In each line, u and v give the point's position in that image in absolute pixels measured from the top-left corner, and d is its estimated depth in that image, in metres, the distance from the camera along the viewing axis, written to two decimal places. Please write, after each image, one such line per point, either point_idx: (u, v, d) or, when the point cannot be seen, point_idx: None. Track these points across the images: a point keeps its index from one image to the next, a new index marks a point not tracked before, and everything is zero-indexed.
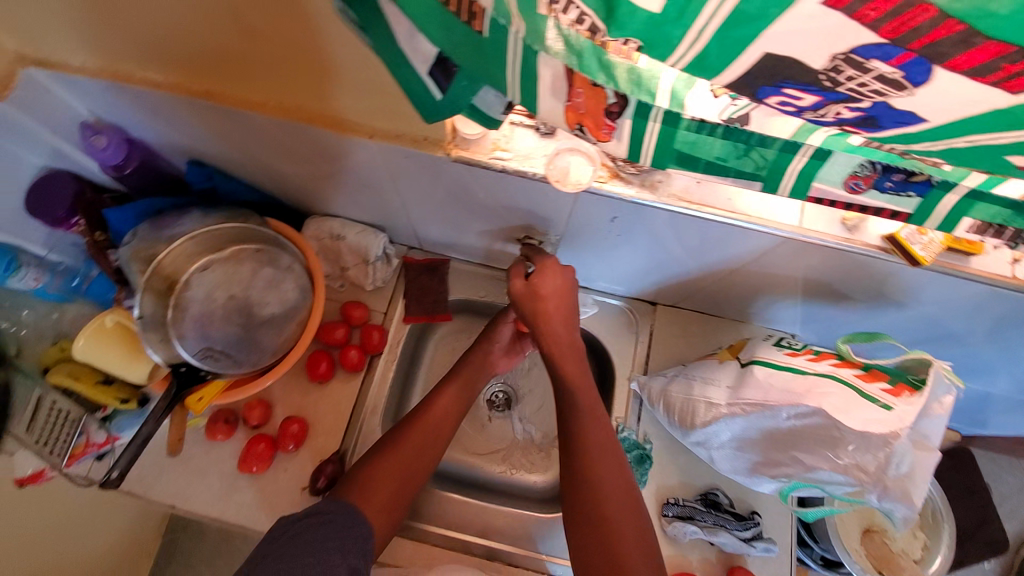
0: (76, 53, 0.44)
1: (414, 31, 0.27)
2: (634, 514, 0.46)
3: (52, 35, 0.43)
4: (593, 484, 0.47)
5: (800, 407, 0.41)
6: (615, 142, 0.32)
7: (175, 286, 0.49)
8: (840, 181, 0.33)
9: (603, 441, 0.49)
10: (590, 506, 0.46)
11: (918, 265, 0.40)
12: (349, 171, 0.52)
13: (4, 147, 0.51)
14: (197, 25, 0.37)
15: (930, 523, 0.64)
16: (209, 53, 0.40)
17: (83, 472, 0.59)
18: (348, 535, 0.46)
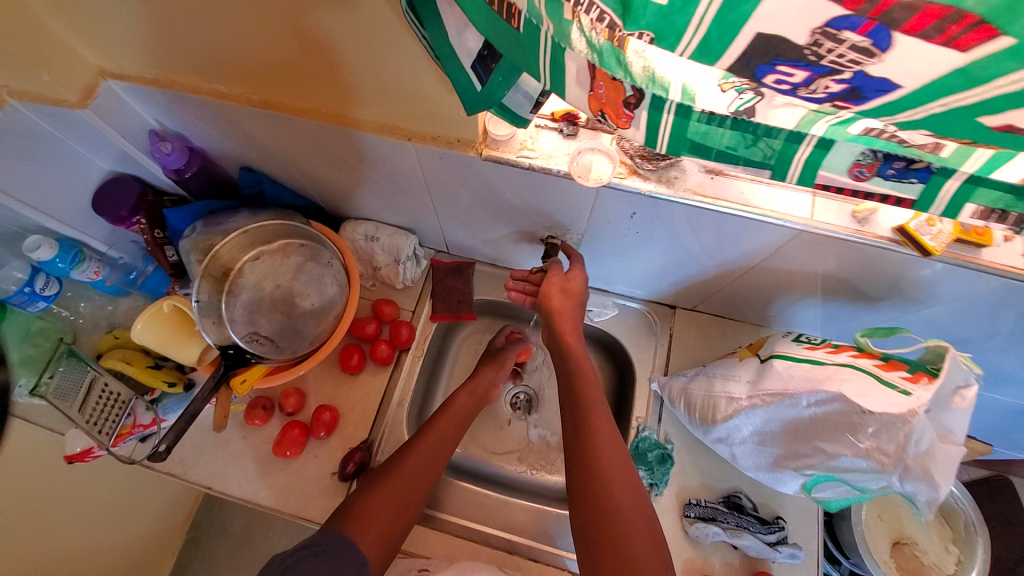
0: (151, 69, 0.50)
1: (465, 27, 0.32)
2: (638, 506, 0.45)
3: (133, 54, 0.48)
4: (596, 467, 0.47)
5: (820, 392, 0.42)
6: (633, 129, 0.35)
7: (230, 274, 0.54)
8: (844, 169, 0.35)
9: (609, 436, 0.49)
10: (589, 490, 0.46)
11: (929, 255, 0.42)
12: (387, 175, 0.56)
13: (74, 150, 0.58)
14: (262, 40, 0.42)
15: (966, 539, 0.62)
16: (269, 66, 0.45)
17: (127, 452, 0.63)
18: (343, 563, 0.46)
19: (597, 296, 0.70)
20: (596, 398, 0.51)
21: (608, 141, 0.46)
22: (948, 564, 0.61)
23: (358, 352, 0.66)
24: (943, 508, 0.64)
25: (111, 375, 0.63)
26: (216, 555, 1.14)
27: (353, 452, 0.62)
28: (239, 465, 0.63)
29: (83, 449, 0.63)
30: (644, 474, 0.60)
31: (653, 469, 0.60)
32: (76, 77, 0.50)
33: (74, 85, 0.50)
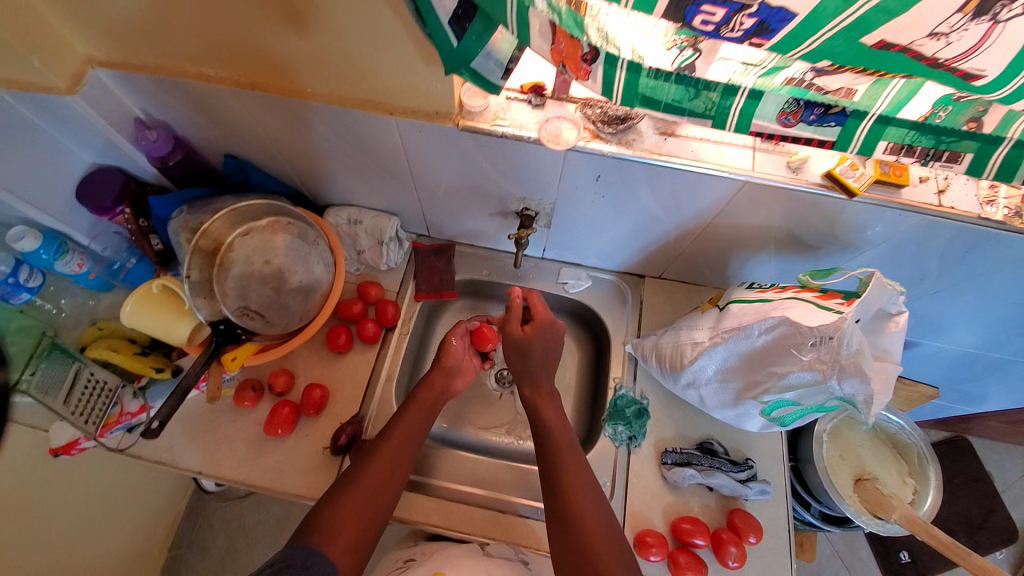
0: (141, 56, 0.53)
1: None
2: (613, 543, 0.48)
3: (124, 43, 0.51)
4: (575, 509, 0.49)
5: (767, 320, 0.46)
6: (591, 82, 0.40)
7: (221, 248, 0.56)
8: (774, 116, 0.41)
9: (584, 476, 0.52)
10: (574, 534, 0.48)
11: (854, 196, 0.48)
12: (370, 155, 0.60)
13: (59, 142, 0.59)
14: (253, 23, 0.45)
15: (920, 471, 0.67)
16: (258, 48, 0.48)
17: (114, 441, 0.63)
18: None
19: (570, 270, 0.75)
20: (569, 441, 0.54)
21: (573, 110, 0.51)
22: (906, 493, 0.66)
23: (345, 330, 0.68)
24: (898, 445, 0.69)
25: (96, 364, 0.63)
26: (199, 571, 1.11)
27: (343, 426, 0.63)
28: (230, 447, 0.64)
29: (69, 441, 0.63)
30: (623, 428, 0.64)
31: (631, 423, 0.64)
32: (66, 66, 0.52)
33: (63, 73, 0.52)
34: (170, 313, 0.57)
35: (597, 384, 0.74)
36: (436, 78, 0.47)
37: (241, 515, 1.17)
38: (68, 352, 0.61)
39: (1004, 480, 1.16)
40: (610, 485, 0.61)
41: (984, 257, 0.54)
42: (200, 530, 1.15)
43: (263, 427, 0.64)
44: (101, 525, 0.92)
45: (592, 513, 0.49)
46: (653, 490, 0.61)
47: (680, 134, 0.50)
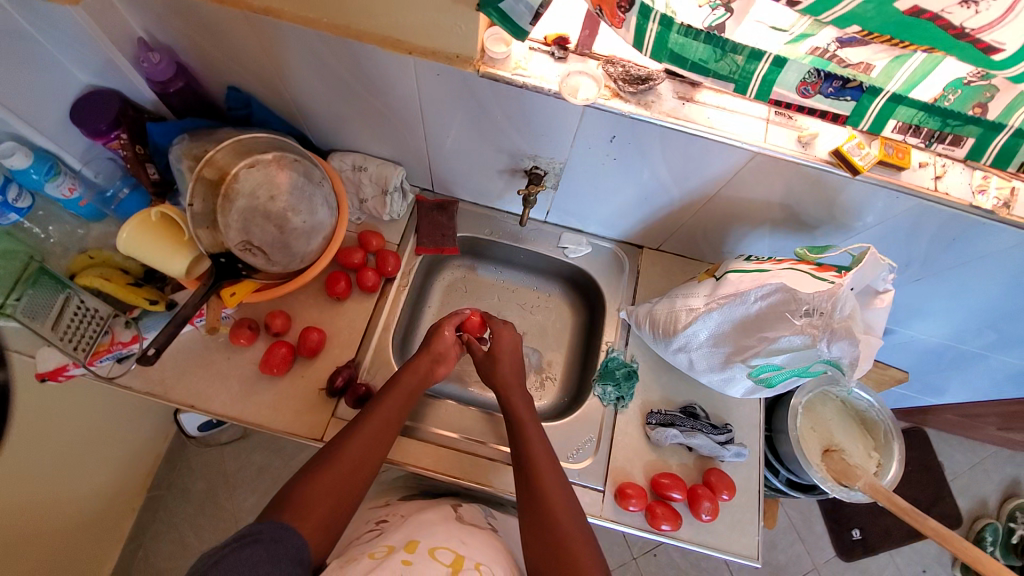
0: None
1: None
2: (582, 535, 0.50)
3: None
4: (547, 502, 0.52)
5: (766, 285, 0.49)
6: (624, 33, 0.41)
7: (226, 178, 0.54)
8: (793, 85, 0.43)
9: (552, 474, 0.54)
10: (547, 526, 0.50)
11: (857, 174, 0.50)
12: (383, 98, 0.59)
13: (52, 56, 0.57)
14: None
15: (885, 446, 0.71)
16: None
17: (104, 369, 0.63)
18: (280, 548, 0.43)
19: (571, 235, 0.76)
20: (540, 441, 0.57)
21: (594, 66, 0.51)
22: (870, 465, 0.70)
23: (344, 278, 0.68)
24: (866, 421, 0.73)
25: (86, 292, 0.62)
26: (178, 513, 1.13)
27: (339, 372, 0.64)
28: (223, 383, 0.64)
29: (57, 366, 0.63)
30: (611, 389, 0.66)
31: (620, 384, 0.66)
32: None
33: None
34: (165, 244, 0.56)
35: (588, 348, 0.76)
36: (462, 19, 0.46)
37: (223, 461, 1.18)
38: (57, 278, 0.59)
39: (954, 471, 1.25)
40: (595, 440, 0.64)
41: (969, 246, 0.57)
42: (181, 474, 1.16)
43: (258, 365, 0.65)
44: (83, 462, 0.92)
45: (561, 506, 0.52)
46: (636, 447, 0.64)
47: (698, 100, 0.51)
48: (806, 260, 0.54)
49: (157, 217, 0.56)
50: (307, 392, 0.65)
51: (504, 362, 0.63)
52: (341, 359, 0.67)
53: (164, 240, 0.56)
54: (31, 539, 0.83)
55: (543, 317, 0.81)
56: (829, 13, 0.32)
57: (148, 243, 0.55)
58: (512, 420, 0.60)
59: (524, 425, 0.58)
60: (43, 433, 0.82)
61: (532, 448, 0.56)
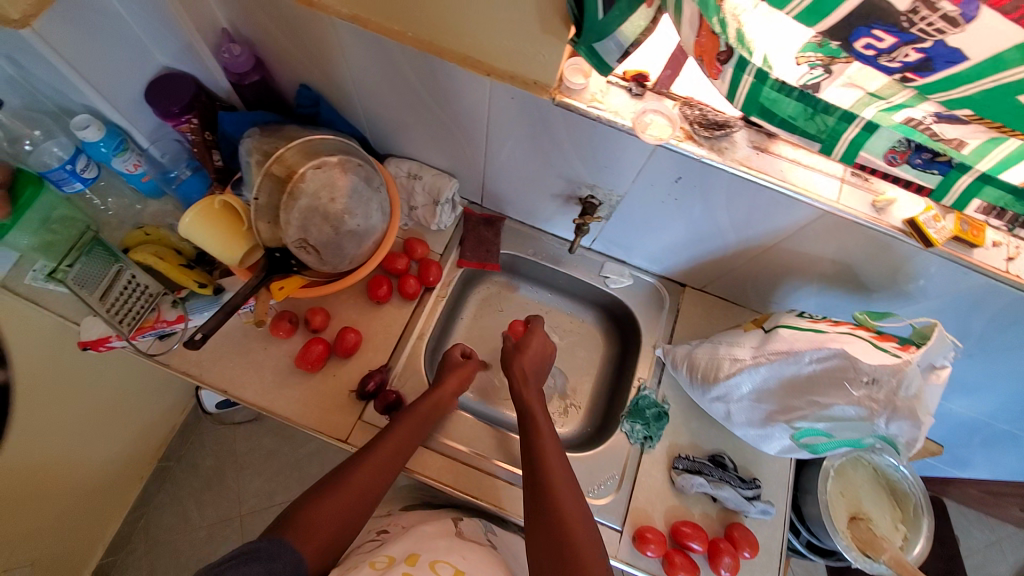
0: None
1: None
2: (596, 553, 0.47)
3: None
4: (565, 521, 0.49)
5: (824, 350, 0.48)
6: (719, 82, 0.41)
7: (293, 177, 0.55)
8: (880, 152, 0.42)
9: (568, 492, 0.52)
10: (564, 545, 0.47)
11: (930, 247, 0.48)
12: (452, 112, 0.59)
13: (138, 36, 0.58)
14: None
15: (914, 521, 0.69)
16: None
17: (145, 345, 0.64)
18: (276, 564, 0.45)
19: (614, 265, 0.76)
20: (556, 457, 0.55)
21: (671, 106, 0.50)
22: (896, 538, 0.68)
23: (388, 282, 0.69)
24: (897, 493, 0.70)
25: (138, 268, 0.63)
26: (184, 488, 1.13)
27: (373, 375, 0.64)
28: (256, 373, 0.65)
29: (99, 337, 0.63)
30: (640, 427, 0.65)
31: (649, 424, 0.65)
32: None
33: None
34: (220, 234, 0.57)
35: (618, 381, 0.75)
36: (547, 48, 0.46)
37: (233, 441, 1.19)
38: (110, 250, 0.61)
39: (970, 547, 1.20)
40: (617, 478, 0.63)
41: None
42: (190, 448, 1.17)
43: (293, 359, 0.65)
44: (101, 426, 0.93)
45: (580, 527, 0.49)
46: (659, 490, 0.63)
47: (773, 152, 0.50)
48: (865, 325, 0.52)
49: (220, 206, 0.56)
50: (336, 391, 0.65)
51: (528, 355, 0.66)
52: (372, 362, 0.67)
53: (220, 230, 0.56)
54: (40, 496, 0.84)
55: (575, 342, 0.80)
56: (941, 95, 0.31)
57: (208, 227, 0.56)
58: (527, 431, 0.58)
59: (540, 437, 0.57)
60: (66, 393, 0.83)
61: (549, 465, 0.53)
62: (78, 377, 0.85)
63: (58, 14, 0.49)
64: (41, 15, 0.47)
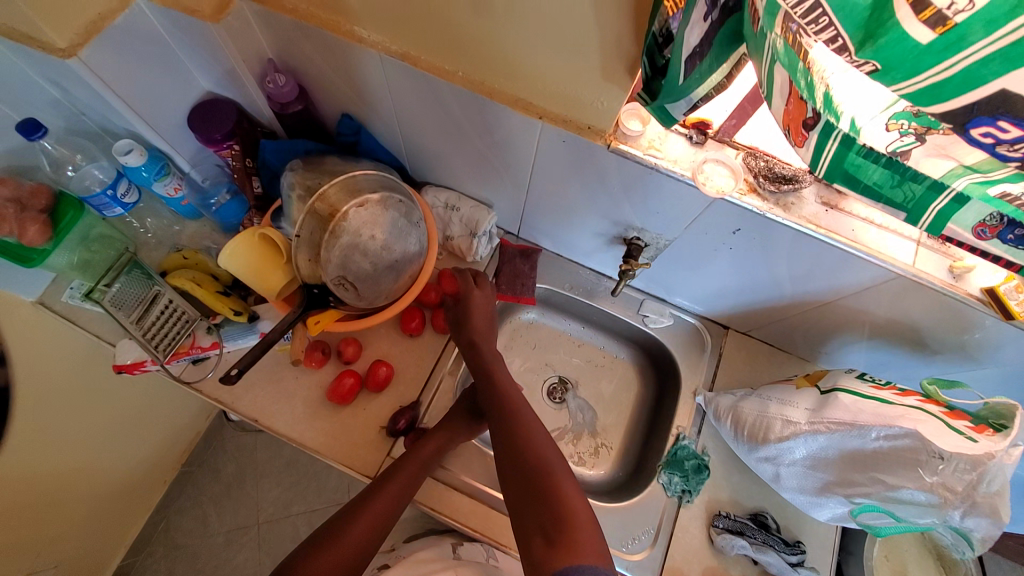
0: None
1: (698, 20, 0.31)
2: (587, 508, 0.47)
3: None
4: (556, 484, 0.48)
5: (893, 428, 0.45)
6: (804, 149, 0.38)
7: (336, 216, 0.54)
8: (968, 226, 0.37)
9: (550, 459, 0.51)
10: (554, 503, 0.47)
11: (1011, 319, 0.45)
12: (496, 149, 0.57)
13: (183, 63, 0.58)
14: None
15: None
16: (427, 22, 0.45)
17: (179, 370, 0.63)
18: None
19: (654, 304, 0.73)
20: (530, 422, 0.54)
21: (733, 156, 0.48)
22: None
23: (419, 317, 0.68)
24: (945, 559, 0.67)
25: (176, 292, 0.63)
26: (204, 493, 1.14)
27: (402, 413, 0.63)
28: (288, 404, 0.64)
29: (135, 361, 0.63)
30: (678, 480, 0.62)
31: (688, 477, 0.62)
32: None
33: None
34: (258, 266, 0.56)
35: (653, 424, 0.72)
36: (606, 94, 0.44)
37: (254, 449, 1.19)
38: (147, 273, 0.62)
39: None
40: (653, 532, 0.61)
41: None
42: (213, 454, 1.17)
43: (325, 391, 0.64)
44: (129, 435, 0.94)
45: (570, 487, 0.49)
46: (695, 548, 0.60)
47: (843, 210, 0.47)
48: (935, 398, 0.49)
49: (262, 237, 0.56)
50: (365, 427, 0.63)
51: (477, 316, 0.62)
52: (402, 398, 0.65)
53: (258, 262, 0.56)
54: (65, 503, 0.85)
55: (607, 379, 0.78)
56: None
57: (244, 258, 0.55)
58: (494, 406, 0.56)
59: (509, 408, 0.55)
60: (95, 402, 0.84)
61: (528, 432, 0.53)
62: (107, 389, 0.86)
63: (107, 44, 0.48)
64: (88, 44, 0.47)
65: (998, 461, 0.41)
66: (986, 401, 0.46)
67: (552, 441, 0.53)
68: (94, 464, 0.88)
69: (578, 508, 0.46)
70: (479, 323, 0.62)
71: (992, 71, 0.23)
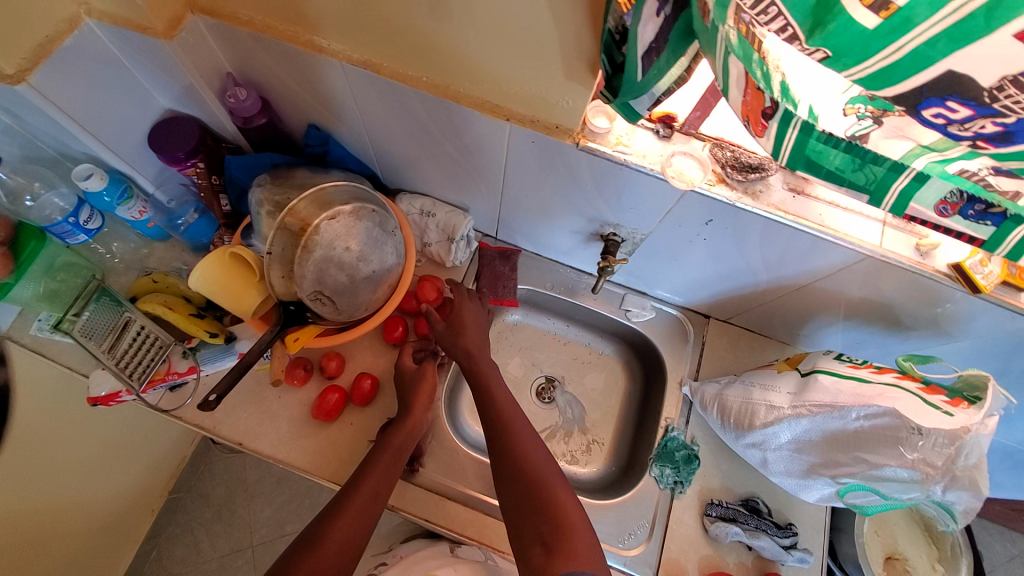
0: (246, 7, 0.49)
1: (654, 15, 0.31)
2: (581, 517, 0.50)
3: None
4: (552, 495, 0.50)
5: (872, 407, 0.46)
6: (764, 137, 0.38)
7: (307, 230, 0.53)
8: (931, 204, 0.38)
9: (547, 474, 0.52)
10: (552, 516, 0.49)
11: (977, 293, 0.46)
12: (467, 153, 0.57)
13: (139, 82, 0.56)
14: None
15: (951, 558, 0.67)
16: (386, 28, 0.45)
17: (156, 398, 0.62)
18: None
19: (635, 298, 0.73)
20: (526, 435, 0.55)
21: (700, 148, 0.48)
22: None
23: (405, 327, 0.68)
24: (932, 530, 0.68)
25: (147, 318, 0.61)
26: (193, 520, 1.11)
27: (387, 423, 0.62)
28: (272, 424, 0.62)
29: (110, 392, 0.61)
30: (670, 472, 0.63)
31: (679, 468, 0.63)
32: (167, 7, 0.49)
33: (163, 15, 0.49)
34: (229, 285, 0.55)
35: (642, 418, 0.72)
36: (570, 93, 0.44)
37: (243, 469, 1.17)
38: (116, 300, 0.60)
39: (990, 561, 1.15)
40: (649, 527, 0.61)
41: None
42: (199, 478, 1.15)
43: (310, 409, 0.63)
44: (110, 467, 0.91)
45: (563, 492, 0.51)
46: (691, 538, 0.61)
47: (809, 194, 0.48)
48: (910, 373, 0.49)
49: (231, 255, 0.54)
50: (355, 441, 0.62)
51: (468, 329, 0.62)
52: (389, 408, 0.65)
53: (229, 280, 0.54)
54: (47, 543, 0.82)
55: (594, 375, 0.78)
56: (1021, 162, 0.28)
57: (219, 280, 0.54)
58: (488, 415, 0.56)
59: (502, 419, 0.55)
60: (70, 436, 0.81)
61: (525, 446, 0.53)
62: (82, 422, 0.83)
63: (57, 68, 0.47)
64: (37, 69, 0.45)
65: (972, 436, 0.43)
66: (959, 373, 0.47)
67: (545, 452, 0.54)
68: (75, 500, 0.85)
69: (573, 516, 0.49)
70: (472, 334, 0.61)
71: (940, 51, 0.23)
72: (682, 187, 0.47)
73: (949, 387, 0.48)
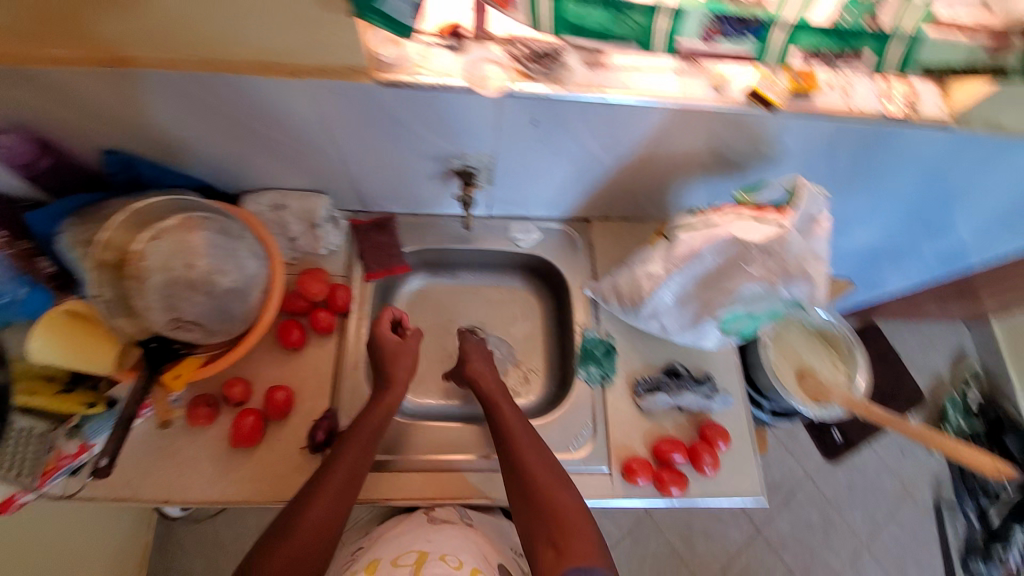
0: None
1: None
2: (583, 513, 0.54)
3: None
4: (554, 502, 0.53)
5: (718, 241, 0.51)
6: (516, 14, 0.43)
7: (129, 259, 0.52)
8: (697, 33, 0.45)
9: (552, 477, 0.55)
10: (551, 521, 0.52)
11: (774, 109, 0.50)
12: (284, 128, 0.54)
13: None
14: None
15: (849, 355, 0.75)
16: (119, 13, 0.41)
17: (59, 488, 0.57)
18: None
19: (519, 224, 0.74)
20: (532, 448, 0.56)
21: (496, 51, 0.48)
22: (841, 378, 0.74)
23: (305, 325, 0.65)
24: (829, 337, 0.76)
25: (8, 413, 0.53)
26: None
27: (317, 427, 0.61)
28: (193, 468, 0.60)
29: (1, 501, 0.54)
30: (594, 368, 0.66)
31: (601, 362, 0.67)
32: None
33: None
34: (83, 344, 0.49)
35: (563, 332, 0.75)
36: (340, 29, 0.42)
37: (218, 532, 1.12)
38: None
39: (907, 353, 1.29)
40: (590, 424, 0.64)
41: (890, 153, 0.58)
42: (174, 557, 1.09)
43: (228, 440, 0.61)
44: None
45: (569, 500, 0.54)
46: (628, 419, 0.65)
47: (608, 66, 0.50)
48: (745, 203, 0.53)
49: (67, 313, 0.49)
50: (287, 452, 0.61)
51: (475, 358, 0.65)
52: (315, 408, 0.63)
53: (82, 339, 0.49)
54: None
55: (510, 311, 0.79)
56: None
57: (67, 348, 0.49)
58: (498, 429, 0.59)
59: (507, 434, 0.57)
60: None
61: (532, 464, 0.55)
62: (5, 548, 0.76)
63: None
64: None
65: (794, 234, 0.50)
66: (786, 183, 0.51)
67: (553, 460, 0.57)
68: None
69: (579, 520, 0.53)
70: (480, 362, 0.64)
71: None
72: (492, 95, 0.48)
73: (779, 200, 0.52)
